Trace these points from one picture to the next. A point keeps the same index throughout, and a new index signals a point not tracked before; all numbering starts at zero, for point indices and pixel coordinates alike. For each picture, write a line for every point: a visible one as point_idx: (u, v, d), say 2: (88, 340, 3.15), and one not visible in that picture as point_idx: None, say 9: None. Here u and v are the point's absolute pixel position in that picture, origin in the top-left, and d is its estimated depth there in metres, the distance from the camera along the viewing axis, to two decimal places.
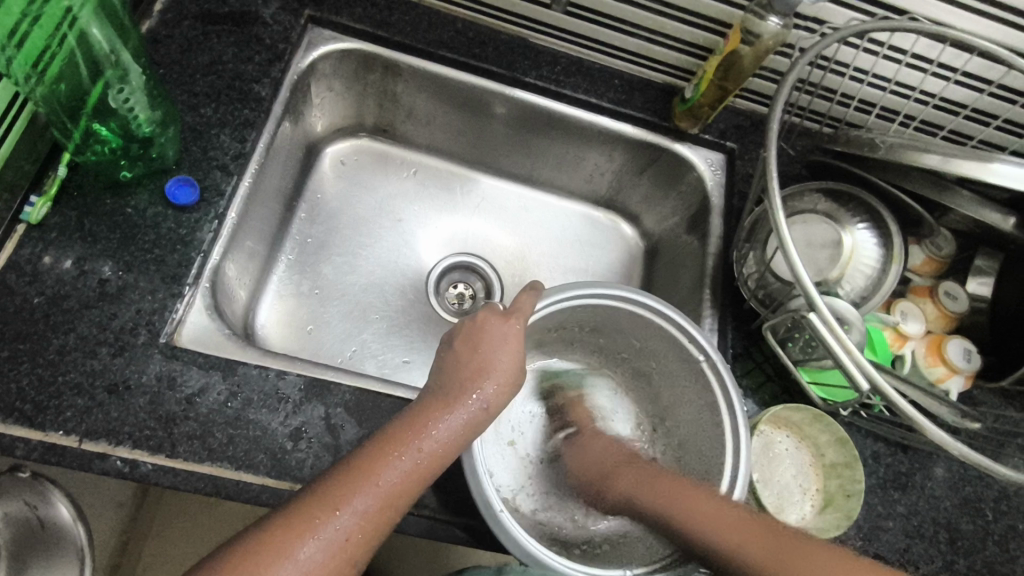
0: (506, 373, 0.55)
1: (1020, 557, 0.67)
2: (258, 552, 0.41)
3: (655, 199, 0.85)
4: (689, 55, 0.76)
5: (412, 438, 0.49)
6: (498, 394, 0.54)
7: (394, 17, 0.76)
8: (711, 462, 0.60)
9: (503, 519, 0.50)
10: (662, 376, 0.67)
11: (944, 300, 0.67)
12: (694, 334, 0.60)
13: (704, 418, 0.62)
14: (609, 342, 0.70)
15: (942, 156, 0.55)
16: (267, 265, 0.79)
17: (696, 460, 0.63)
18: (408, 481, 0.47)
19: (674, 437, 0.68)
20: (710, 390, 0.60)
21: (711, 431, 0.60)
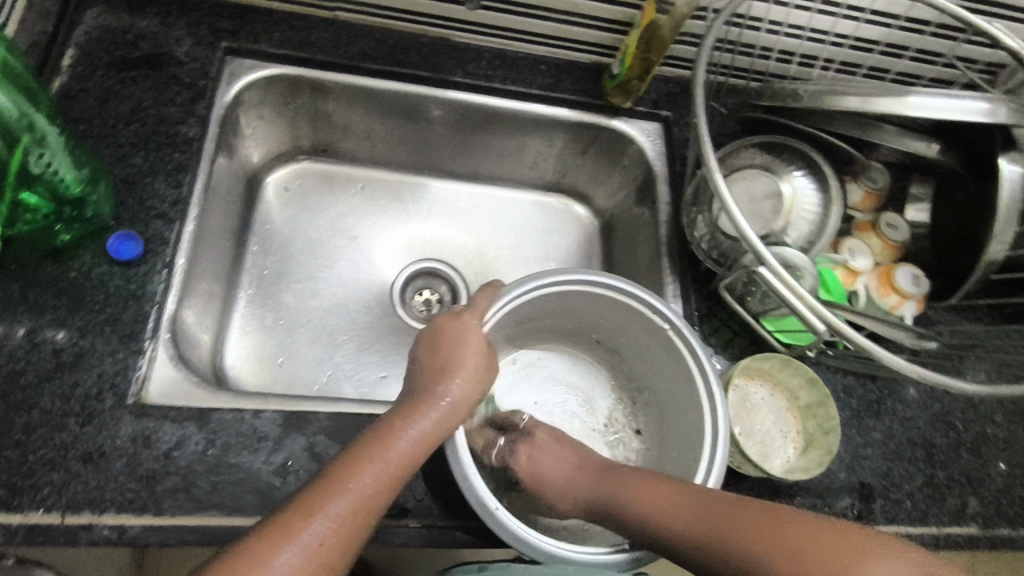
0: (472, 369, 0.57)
1: (992, 461, 0.71)
2: (239, 557, 0.41)
3: (601, 176, 0.87)
4: (610, 31, 0.77)
5: (384, 442, 0.50)
6: (466, 391, 0.56)
7: (314, 35, 0.75)
8: (692, 425, 0.61)
9: (499, 515, 0.51)
10: (634, 350, 0.69)
11: (887, 232, 0.70)
12: (658, 305, 0.62)
13: (679, 383, 0.63)
14: (579, 325, 0.71)
15: (861, 97, 0.58)
16: (227, 305, 0.78)
17: (677, 426, 0.64)
18: (382, 483, 0.48)
19: (654, 406, 0.69)
20: (681, 356, 0.62)
21: (688, 395, 0.62)
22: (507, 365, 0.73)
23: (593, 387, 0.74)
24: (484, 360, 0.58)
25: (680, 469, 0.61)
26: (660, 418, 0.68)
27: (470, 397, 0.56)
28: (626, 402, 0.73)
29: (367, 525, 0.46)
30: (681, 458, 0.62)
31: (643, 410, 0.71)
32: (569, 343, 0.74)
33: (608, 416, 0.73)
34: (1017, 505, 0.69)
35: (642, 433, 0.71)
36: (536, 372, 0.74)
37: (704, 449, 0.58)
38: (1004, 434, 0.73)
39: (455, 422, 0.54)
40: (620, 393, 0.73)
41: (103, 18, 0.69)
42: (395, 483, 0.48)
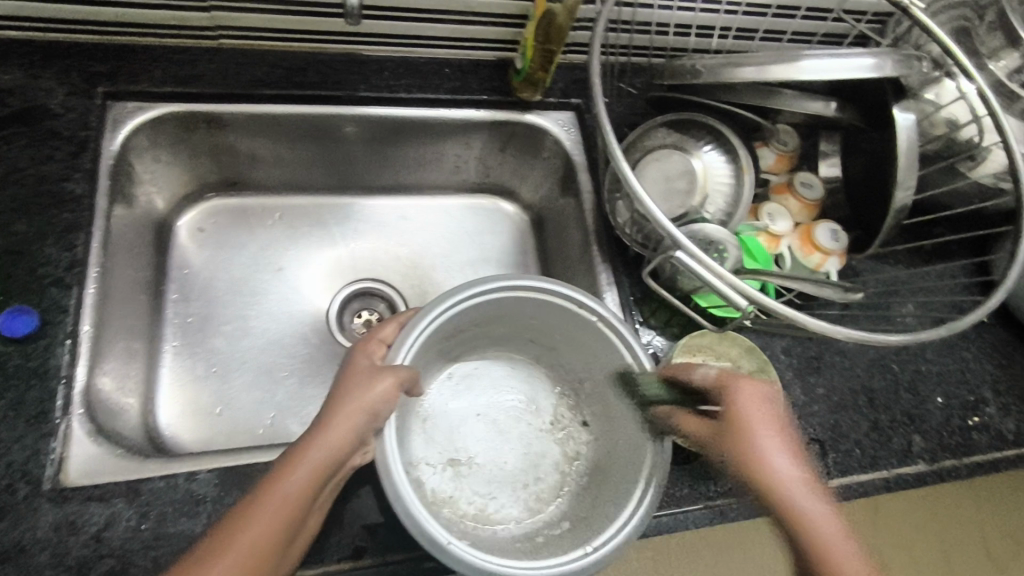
0: (362, 390, 0.52)
1: (930, 397, 0.74)
2: None
3: (524, 170, 0.86)
4: (508, 25, 0.75)
5: (268, 488, 0.47)
6: (356, 414, 0.51)
7: (200, 67, 0.69)
8: (634, 416, 0.61)
9: (454, 550, 0.49)
10: (569, 346, 0.68)
11: (802, 191, 0.71)
12: (585, 301, 0.61)
13: (616, 373, 0.63)
14: (511, 329, 0.70)
15: (758, 67, 0.58)
16: (151, 362, 0.74)
17: (619, 414, 0.64)
18: (260, 534, 0.45)
19: (593, 398, 0.69)
20: (615, 346, 0.62)
21: (625, 387, 0.62)
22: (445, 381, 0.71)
23: (534, 389, 0.74)
24: (381, 375, 0.53)
25: (629, 459, 0.61)
26: (603, 409, 0.68)
27: (364, 419, 0.51)
28: (569, 397, 0.73)
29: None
30: (627, 448, 0.62)
31: (586, 402, 0.71)
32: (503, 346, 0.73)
33: (552, 414, 0.72)
34: (957, 436, 0.72)
35: (587, 426, 0.71)
36: (475, 384, 0.72)
37: (648, 440, 0.58)
38: (937, 369, 0.76)
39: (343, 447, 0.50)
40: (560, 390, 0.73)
41: None
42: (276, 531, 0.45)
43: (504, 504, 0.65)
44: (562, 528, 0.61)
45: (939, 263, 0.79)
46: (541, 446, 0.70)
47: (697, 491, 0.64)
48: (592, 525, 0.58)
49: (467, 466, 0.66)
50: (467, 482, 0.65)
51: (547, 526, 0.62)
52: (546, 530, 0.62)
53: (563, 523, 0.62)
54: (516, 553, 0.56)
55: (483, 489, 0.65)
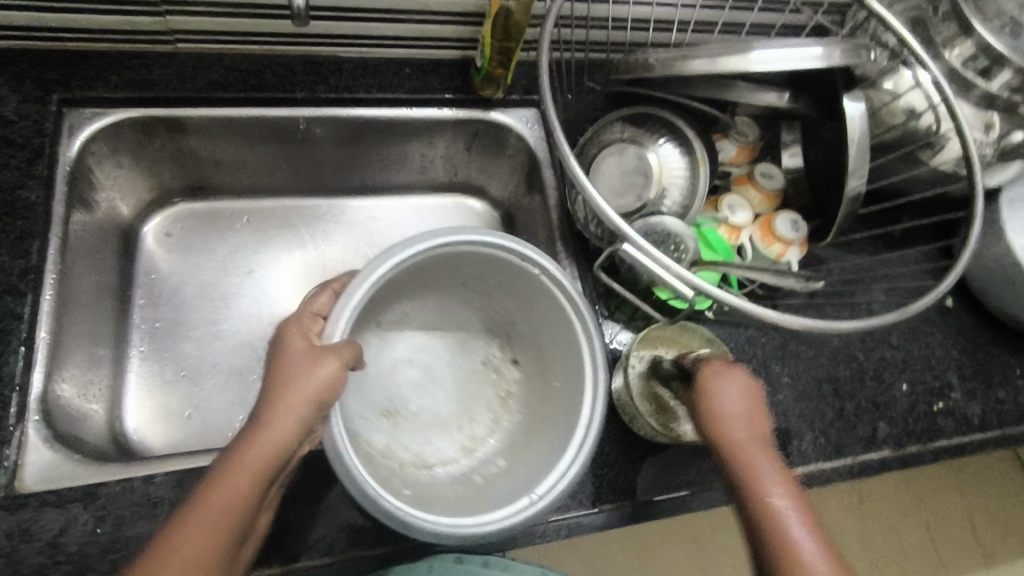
0: (302, 378, 0.50)
1: (895, 383, 0.74)
2: None
3: (490, 167, 0.86)
4: (467, 24, 0.75)
5: (212, 487, 0.46)
6: (299, 404, 0.49)
7: (156, 72, 0.69)
8: (570, 360, 0.61)
9: (411, 521, 0.49)
10: (504, 290, 0.68)
11: (762, 182, 0.71)
12: (521, 251, 0.59)
13: (552, 320, 0.63)
14: (445, 276, 0.69)
15: (708, 59, 0.58)
16: (118, 367, 0.74)
17: (552, 353, 0.65)
18: (203, 540, 0.44)
19: (522, 338, 0.70)
20: (554, 296, 0.61)
21: (564, 334, 0.62)
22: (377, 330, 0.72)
23: (467, 332, 0.75)
24: (321, 358, 0.51)
25: (564, 401, 0.61)
26: (534, 347, 0.68)
27: (308, 409, 0.50)
28: (501, 336, 0.73)
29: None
30: (561, 388, 0.62)
31: (517, 340, 0.71)
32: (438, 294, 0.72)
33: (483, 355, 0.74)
34: (923, 421, 0.73)
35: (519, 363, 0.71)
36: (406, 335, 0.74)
37: (585, 396, 0.58)
38: (902, 355, 0.76)
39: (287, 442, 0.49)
40: (492, 330, 0.73)
41: None
42: (220, 534, 0.45)
43: (443, 449, 0.67)
44: (498, 466, 0.63)
45: (904, 250, 0.79)
46: (474, 388, 0.71)
47: (662, 482, 0.64)
48: (531, 466, 0.59)
49: (403, 415, 0.69)
50: (403, 431, 0.68)
51: (484, 466, 0.64)
52: (483, 470, 0.63)
53: (499, 461, 0.64)
54: (456, 498, 0.57)
55: (419, 437, 0.67)
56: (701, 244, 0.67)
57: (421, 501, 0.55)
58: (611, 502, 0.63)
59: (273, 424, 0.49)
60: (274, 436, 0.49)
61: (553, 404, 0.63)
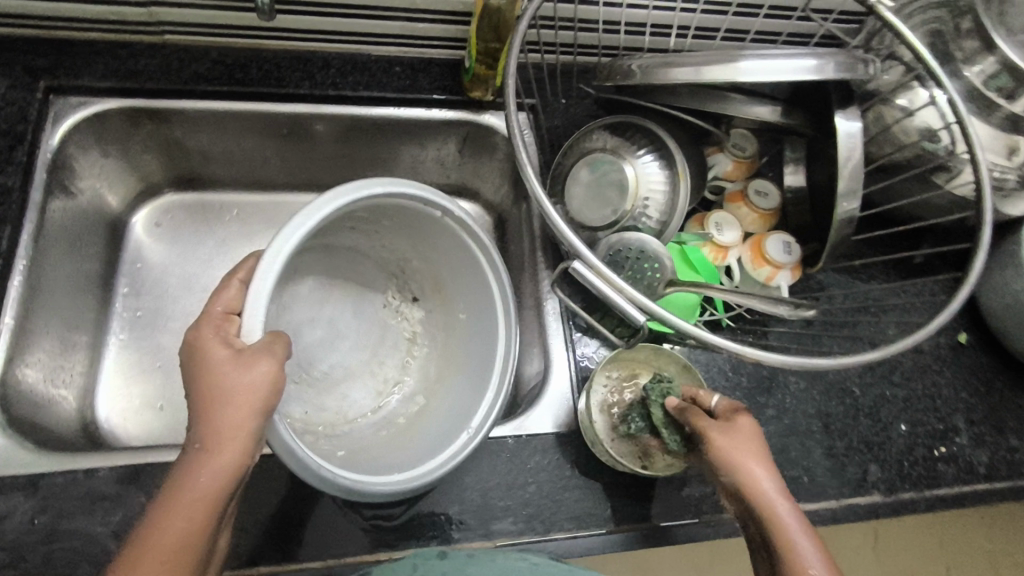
0: (235, 389, 0.46)
1: (893, 423, 0.69)
2: None
3: (481, 170, 0.83)
4: (456, 23, 0.72)
5: (166, 521, 0.44)
6: (245, 419, 0.46)
7: (141, 63, 0.69)
8: (480, 296, 0.66)
9: (369, 490, 0.51)
10: (411, 238, 0.71)
11: (756, 200, 0.67)
12: (440, 201, 0.61)
13: (462, 264, 0.67)
14: (356, 225, 0.71)
15: (693, 68, 0.54)
16: (95, 353, 0.74)
17: (456, 287, 0.70)
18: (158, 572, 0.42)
19: (415, 276, 0.76)
20: (463, 239, 0.64)
21: (475, 276, 0.66)
22: (274, 299, 0.71)
23: (365, 275, 0.78)
24: (251, 363, 0.47)
25: (477, 331, 0.67)
26: (437, 288, 0.74)
27: (251, 421, 0.47)
28: (398, 276, 0.77)
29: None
30: (473, 329, 0.68)
31: (411, 278, 0.77)
32: (329, 245, 0.74)
33: (383, 298, 0.78)
34: (921, 467, 0.67)
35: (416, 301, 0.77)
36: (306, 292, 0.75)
37: (501, 340, 0.62)
38: (904, 394, 0.71)
39: (237, 458, 0.46)
40: (392, 273, 0.77)
41: None
42: (184, 561, 0.44)
43: (365, 395, 0.73)
44: (417, 403, 0.71)
45: (915, 280, 0.73)
46: (377, 334, 0.77)
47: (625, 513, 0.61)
48: (448, 403, 0.66)
49: (320, 369, 0.73)
50: (319, 391, 0.72)
51: (406, 407, 0.71)
52: (404, 412, 0.70)
53: (417, 399, 0.72)
54: (389, 441, 0.65)
55: (339, 386, 0.73)
56: (678, 262, 0.63)
57: (356, 461, 0.59)
58: (568, 530, 0.60)
59: (215, 443, 0.46)
60: (221, 456, 0.46)
61: (469, 346, 0.68)
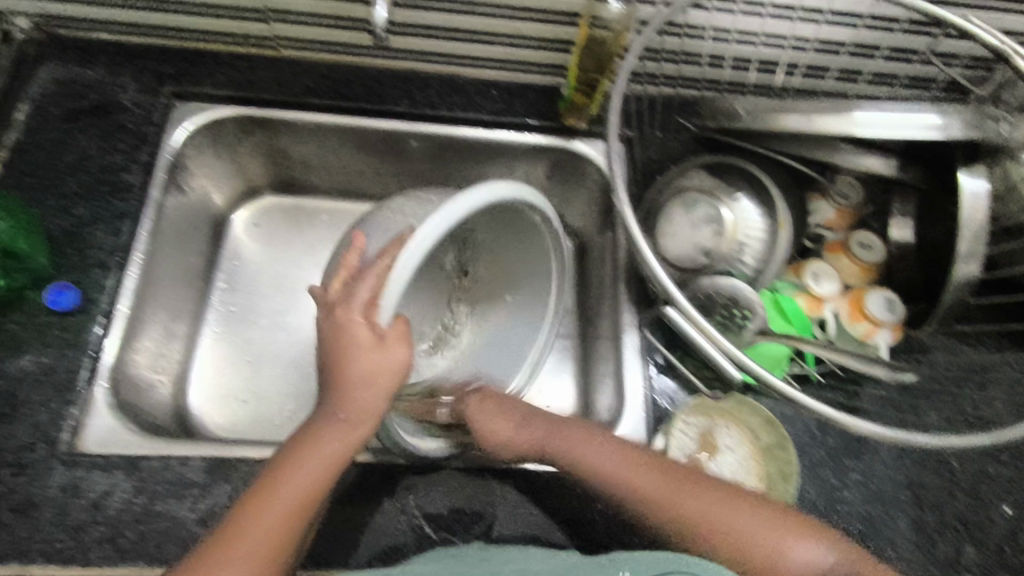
0: (374, 370, 0.55)
1: (994, 505, 0.63)
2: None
3: (566, 196, 0.82)
4: (557, 51, 0.72)
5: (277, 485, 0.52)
6: (377, 399, 0.55)
7: (257, 74, 0.73)
8: (533, 285, 0.72)
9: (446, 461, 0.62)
10: (491, 223, 0.72)
11: (858, 252, 0.64)
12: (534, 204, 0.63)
13: (529, 252, 0.72)
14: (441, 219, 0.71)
15: (805, 115, 0.54)
16: (191, 342, 0.79)
17: (506, 267, 0.75)
18: (278, 516, 0.50)
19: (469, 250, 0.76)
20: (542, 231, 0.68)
21: (537, 271, 0.72)
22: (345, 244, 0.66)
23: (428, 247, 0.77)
24: (389, 348, 0.55)
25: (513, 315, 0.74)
26: (494, 274, 0.76)
27: (381, 400, 0.55)
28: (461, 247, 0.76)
29: (282, 548, 0.50)
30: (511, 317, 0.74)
31: (467, 251, 0.77)
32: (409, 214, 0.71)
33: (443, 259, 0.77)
34: None
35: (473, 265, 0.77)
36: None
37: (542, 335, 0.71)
38: (1008, 474, 0.65)
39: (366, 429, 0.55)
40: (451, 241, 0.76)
41: (57, 72, 0.70)
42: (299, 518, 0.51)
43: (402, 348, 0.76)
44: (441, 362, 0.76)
45: None
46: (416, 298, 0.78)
47: None
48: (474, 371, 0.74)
49: None
50: None
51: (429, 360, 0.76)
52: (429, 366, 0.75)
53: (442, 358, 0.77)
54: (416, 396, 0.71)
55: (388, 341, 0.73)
56: (773, 313, 0.61)
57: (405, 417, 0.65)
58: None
59: (354, 416, 0.55)
60: (344, 431, 0.54)
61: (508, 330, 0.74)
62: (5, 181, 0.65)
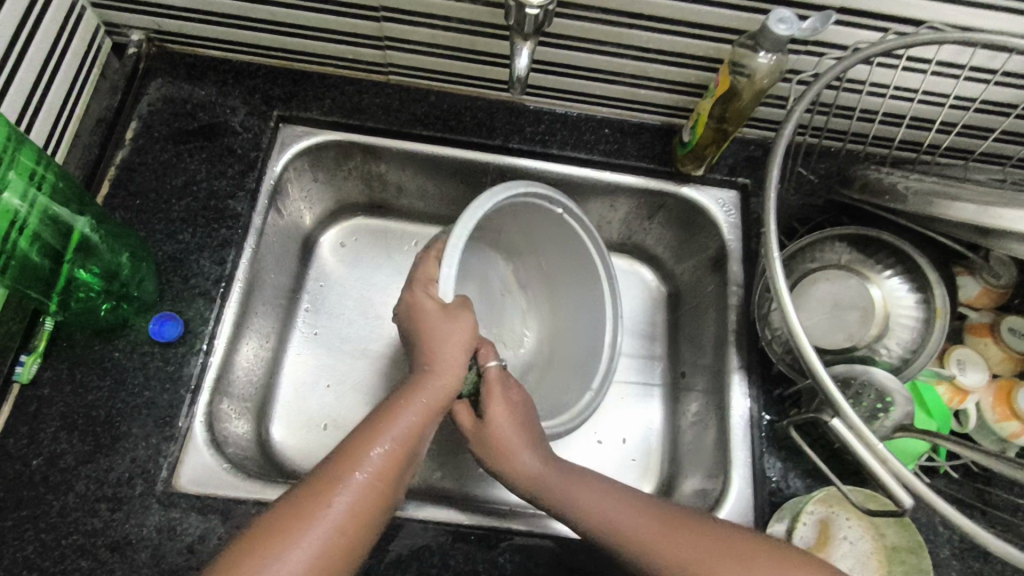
0: (450, 333, 0.55)
1: None
2: (249, 551, 0.43)
3: (670, 240, 0.77)
4: (681, 94, 0.68)
5: (373, 434, 0.50)
6: (457, 356, 0.55)
7: (366, 100, 0.71)
8: (580, 265, 0.70)
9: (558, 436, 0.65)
10: (529, 236, 0.71)
11: (1009, 340, 0.59)
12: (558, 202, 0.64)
13: (563, 250, 0.70)
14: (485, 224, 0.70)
15: (977, 206, 0.48)
16: (275, 364, 0.73)
17: (557, 270, 0.72)
18: (376, 463, 0.49)
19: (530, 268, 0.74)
20: (571, 233, 0.67)
21: (585, 269, 0.69)
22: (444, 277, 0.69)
23: (483, 260, 0.74)
24: (458, 315, 0.56)
25: (575, 309, 0.72)
26: (544, 278, 0.74)
27: (463, 356, 0.55)
28: (518, 266, 0.75)
29: (382, 497, 0.48)
30: (578, 303, 0.71)
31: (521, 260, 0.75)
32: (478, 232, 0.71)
33: (501, 282, 0.75)
34: None
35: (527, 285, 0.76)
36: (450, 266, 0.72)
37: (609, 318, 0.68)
38: None
39: (454, 380, 0.54)
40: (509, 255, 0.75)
41: (165, 89, 0.69)
42: (395, 470, 0.49)
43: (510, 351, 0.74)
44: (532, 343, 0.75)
45: None
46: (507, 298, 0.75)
47: None
48: (565, 357, 0.72)
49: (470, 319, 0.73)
50: None
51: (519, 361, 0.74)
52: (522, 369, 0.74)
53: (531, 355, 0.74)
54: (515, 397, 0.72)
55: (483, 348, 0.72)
56: (915, 405, 0.56)
57: None
58: None
59: (435, 372, 0.54)
60: (430, 386, 0.54)
61: (578, 315, 0.71)
62: (113, 201, 0.64)
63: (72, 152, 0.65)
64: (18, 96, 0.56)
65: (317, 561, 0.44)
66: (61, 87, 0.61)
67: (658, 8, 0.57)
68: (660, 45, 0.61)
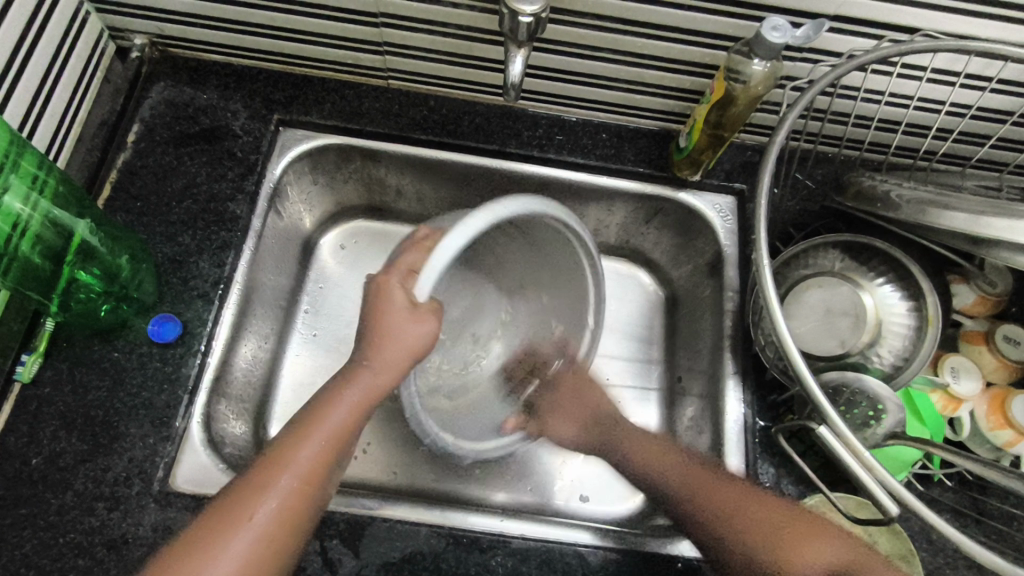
0: (410, 333, 0.55)
1: None
2: (187, 555, 0.44)
3: (667, 245, 0.77)
4: (677, 100, 0.68)
5: (305, 433, 0.51)
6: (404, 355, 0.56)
7: (366, 104, 0.72)
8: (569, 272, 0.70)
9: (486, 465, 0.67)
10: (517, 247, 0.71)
11: (1004, 348, 0.58)
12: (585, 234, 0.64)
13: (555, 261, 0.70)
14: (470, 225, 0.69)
15: (969, 214, 0.48)
16: (274, 366, 0.74)
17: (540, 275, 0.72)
18: (309, 463, 0.50)
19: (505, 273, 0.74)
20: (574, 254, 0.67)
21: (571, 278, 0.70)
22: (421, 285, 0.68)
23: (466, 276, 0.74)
24: (423, 319, 0.56)
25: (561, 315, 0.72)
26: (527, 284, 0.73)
27: (409, 358, 0.56)
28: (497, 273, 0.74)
29: (313, 495, 0.49)
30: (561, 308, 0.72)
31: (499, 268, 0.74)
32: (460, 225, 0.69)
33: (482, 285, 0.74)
34: None
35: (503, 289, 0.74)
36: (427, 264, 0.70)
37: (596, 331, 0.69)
38: None
39: (393, 379, 0.56)
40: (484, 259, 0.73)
41: (168, 92, 0.70)
42: (325, 467, 0.50)
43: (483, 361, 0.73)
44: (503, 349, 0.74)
45: None
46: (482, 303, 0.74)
47: None
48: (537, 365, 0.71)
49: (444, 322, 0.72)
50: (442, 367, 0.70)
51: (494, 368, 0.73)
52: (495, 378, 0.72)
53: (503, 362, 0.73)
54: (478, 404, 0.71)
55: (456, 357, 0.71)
56: (908, 412, 0.56)
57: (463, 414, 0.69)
58: None
59: (379, 367, 0.55)
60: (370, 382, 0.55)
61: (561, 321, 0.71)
62: (114, 204, 0.65)
63: (75, 155, 0.66)
64: (23, 100, 0.57)
65: (248, 564, 0.45)
66: (65, 91, 0.62)
67: (653, 15, 0.58)
68: (656, 51, 0.62)
